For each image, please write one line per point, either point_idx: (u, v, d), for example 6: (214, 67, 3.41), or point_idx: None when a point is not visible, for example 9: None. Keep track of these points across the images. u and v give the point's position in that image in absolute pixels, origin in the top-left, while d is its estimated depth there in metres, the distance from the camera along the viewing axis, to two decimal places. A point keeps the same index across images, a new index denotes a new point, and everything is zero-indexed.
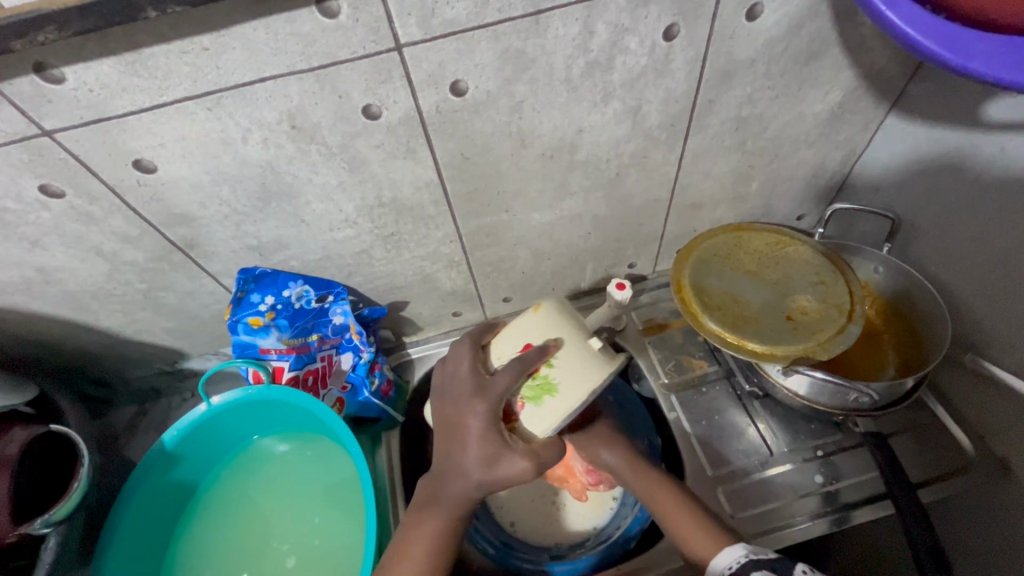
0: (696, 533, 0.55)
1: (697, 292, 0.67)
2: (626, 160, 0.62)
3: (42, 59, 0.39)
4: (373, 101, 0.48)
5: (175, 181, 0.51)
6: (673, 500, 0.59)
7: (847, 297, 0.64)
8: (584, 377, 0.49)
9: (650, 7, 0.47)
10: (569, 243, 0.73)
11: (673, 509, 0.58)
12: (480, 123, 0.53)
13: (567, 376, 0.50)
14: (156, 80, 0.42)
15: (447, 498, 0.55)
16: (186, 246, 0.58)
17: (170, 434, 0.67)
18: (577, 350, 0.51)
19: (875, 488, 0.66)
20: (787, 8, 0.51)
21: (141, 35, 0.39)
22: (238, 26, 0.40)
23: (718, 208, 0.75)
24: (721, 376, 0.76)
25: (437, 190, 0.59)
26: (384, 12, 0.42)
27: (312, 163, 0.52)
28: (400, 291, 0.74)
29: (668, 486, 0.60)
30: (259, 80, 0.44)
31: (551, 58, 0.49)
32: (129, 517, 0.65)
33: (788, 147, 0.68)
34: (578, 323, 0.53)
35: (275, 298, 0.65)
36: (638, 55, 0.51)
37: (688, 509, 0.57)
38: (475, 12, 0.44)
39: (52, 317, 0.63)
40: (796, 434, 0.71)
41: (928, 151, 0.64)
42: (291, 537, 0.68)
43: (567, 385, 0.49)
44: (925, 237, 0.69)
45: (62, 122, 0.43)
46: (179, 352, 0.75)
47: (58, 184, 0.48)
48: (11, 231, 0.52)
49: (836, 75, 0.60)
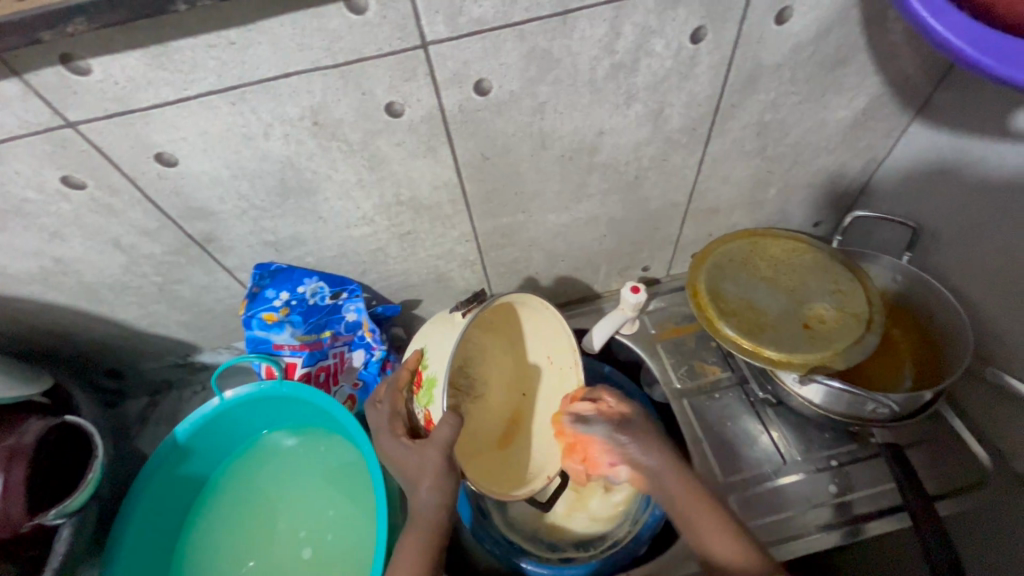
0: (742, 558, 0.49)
1: (713, 297, 0.66)
2: (646, 162, 0.62)
3: (69, 50, 0.39)
4: (396, 99, 0.48)
5: (195, 174, 0.50)
6: (713, 518, 0.52)
7: (864, 306, 0.64)
8: (444, 356, 0.53)
9: (679, 8, 0.47)
10: (585, 246, 0.73)
11: (710, 527, 0.52)
12: (502, 123, 0.52)
13: (435, 364, 0.53)
14: (181, 73, 0.42)
15: None
16: (204, 240, 0.58)
17: (182, 427, 0.67)
18: (437, 341, 0.55)
19: (889, 500, 0.66)
20: (817, 12, 0.50)
21: (169, 28, 0.39)
22: (265, 20, 0.40)
23: (735, 213, 0.74)
24: (734, 381, 0.76)
25: (456, 189, 0.58)
26: (412, 9, 0.41)
27: (331, 160, 0.52)
28: (413, 290, 0.73)
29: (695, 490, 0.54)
30: (284, 75, 0.44)
31: (576, 59, 0.48)
32: (143, 508, 0.66)
33: (809, 153, 0.67)
34: (440, 319, 0.57)
35: (289, 294, 0.65)
36: (664, 58, 0.51)
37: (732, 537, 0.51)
38: (503, 10, 0.43)
39: (67, 308, 0.63)
40: (809, 443, 0.70)
41: (952, 160, 0.63)
42: (307, 528, 0.69)
43: (437, 371, 0.53)
44: (946, 247, 0.68)
45: (85, 113, 0.43)
46: (191, 345, 0.75)
47: (80, 176, 0.48)
48: (31, 222, 0.52)
49: (862, 81, 0.59)
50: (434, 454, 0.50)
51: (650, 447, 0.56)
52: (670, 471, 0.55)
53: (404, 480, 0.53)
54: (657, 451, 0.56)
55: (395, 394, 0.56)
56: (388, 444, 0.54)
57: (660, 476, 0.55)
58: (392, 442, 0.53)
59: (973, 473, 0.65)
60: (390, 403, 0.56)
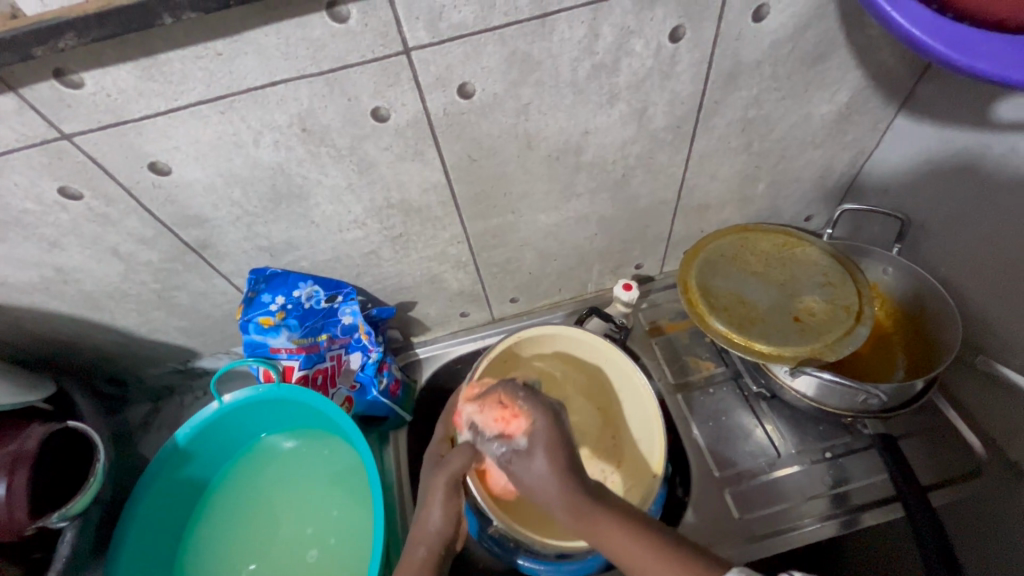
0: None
1: (704, 293, 0.67)
2: (632, 161, 0.63)
3: (63, 65, 0.40)
4: (382, 105, 0.49)
5: (189, 183, 0.52)
6: (629, 540, 0.46)
7: (854, 298, 0.64)
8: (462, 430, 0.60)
9: (656, 8, 0.48)
10: (576, 244, 0.73)
11: (631, 555, 0.45)
12: (487, 125, 0.53)
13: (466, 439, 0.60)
14: (171, 84, 0.43)
15: (430, 522, 0.54)
16: (200, 247, 0.60)
17: (182, 431, 0.69)
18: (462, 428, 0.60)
19: (884, 492, 0.66)
20: (793, 9, 0.51)
21: (157, 40, 0.40)
22: (249, 31, 0.41)
23: (724, 209, 0.74)
24: (728, 376, 0.76)
25: (445, 191, 0.59)
26: (393, 16, 0.42)
27: (321, 165, 0.53)
28: (408, 292, 0.74)
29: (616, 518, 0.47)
30: (271, 84, 0.45)
31: (557, 61, 0.49)
32: (145, 511, 0.67)
33: (795, 148, 0.68)
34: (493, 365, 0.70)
35: (285, 298, 0.66)
36: (644, 57, 0.51)
37: (660, 559, 0.44)
38: (482, 16, 0.44)
39: (69, 316, 0.65)
40: (804, 436, 0.71)
41: (938, 152, 0.63)
42: (313, 525, 0.70)
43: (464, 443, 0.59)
44: (934, 238, 0.69)
45: (79, 126, 0.45)
46: (191, 352, 0.77)
47: (77, 186, 0.50)
48: (31, 232, 0.53)
49: (844, 75, 0.60)
50: (442, 480, 0.55)
51: (551, 476, 0.48)
52: (571, 502, 0.48)
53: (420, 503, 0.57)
54: (559, 480, 0.48)
55: (448, 422, 0.65)
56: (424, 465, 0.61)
57: (562, 510, 0.48)
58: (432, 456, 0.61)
59: (968, 463, 0.65)
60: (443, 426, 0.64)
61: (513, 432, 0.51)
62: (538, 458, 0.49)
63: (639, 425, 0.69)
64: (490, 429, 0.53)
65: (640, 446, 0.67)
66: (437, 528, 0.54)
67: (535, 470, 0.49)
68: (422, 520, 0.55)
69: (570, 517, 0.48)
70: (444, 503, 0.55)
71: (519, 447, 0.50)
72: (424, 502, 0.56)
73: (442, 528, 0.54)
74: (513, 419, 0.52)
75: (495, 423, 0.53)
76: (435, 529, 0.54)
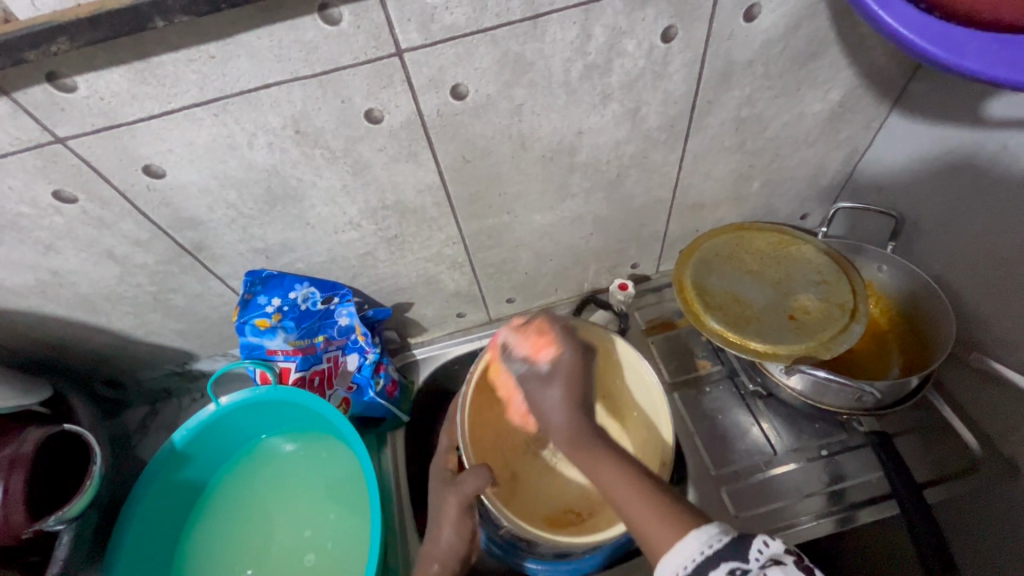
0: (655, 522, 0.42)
1: (699, 292, 0.67)
2: (627, 161, 0.63)
3: (56, 68, 0.40)
4: (375, 106, 0.49)
5: (183, 185, 0.52)
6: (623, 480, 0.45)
7: (849, 296, 0.65)
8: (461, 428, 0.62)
9: (647, 9, 0.48)
10: (571, 244, 0.74)
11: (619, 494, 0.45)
12: (481, 126, 0.54)
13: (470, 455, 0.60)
14: (164, 87, 0.43)
15: (444, 538, 0.55)
16: (195, 249, 0.60)
17: (179, 434, 0.69)
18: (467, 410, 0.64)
19: (880, 489, 0.66)
20: (784, 9, 0.51)
21: (150, 44, 0.40)
22: (242, 34, 0.41)
23: (719, 208, 0.75)
24: (725, 375, 0.77)
25: (440, 192, 0.60)
26: (385, 18, 0.43)
27: (316, 167, 0.53)
28: (404, 293, 0.75)
29: (615, 462, 0.46)
30: (264, 86, 0.45)
31: (550, 61, 0.50)
32: (142, 515, 0.67)
33: (789, 147, 0.68)
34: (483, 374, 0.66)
35: (281, 299, 0.66)
36: (636, 57, 0.52)
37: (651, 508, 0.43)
38: (474, 17, 0.45)
39: (65, 319, 0.65)
40: (800, 434, 0.71)
41: (931, 150, 0.64)
42: (310, 528, 0.70)
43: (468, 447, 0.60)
44: (928, 235, 0.69)
45: (74, 129, 0.45)
46: (188, 354, 0.77)
47: (71, 190, 0.50)
48: (26, 235, 0.53)
49: (836, 74, 0.60)
50: (453, 500, 0.55)
51: (562, 404, 0.51)
52: (570, 434, 0.49)
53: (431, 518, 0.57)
54: (563, 409, 0.51)
55: (451, 432, 0.64)
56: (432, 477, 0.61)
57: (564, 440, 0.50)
58: (439, 470, 0.61)
59: (964, 460, 0.65)
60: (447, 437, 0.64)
61: (541, 357, 0.54)
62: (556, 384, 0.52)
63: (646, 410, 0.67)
64: (520, 350, 0.56)
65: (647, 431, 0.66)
66: (451, 544, 0.55)
67: (546, 394, 0.52)
68: (434, 534, 0.56)
69: (569, 450, 0.49)
70: (456, 520, 0.55)
71: (541, 370, 0.53)
72: (437, 520, 0.56)
73: (455, 544, 0.55)
74: (545, 346, 0.55)
75: (526, 346, 0.56)
76: (448, 543, 0.55)
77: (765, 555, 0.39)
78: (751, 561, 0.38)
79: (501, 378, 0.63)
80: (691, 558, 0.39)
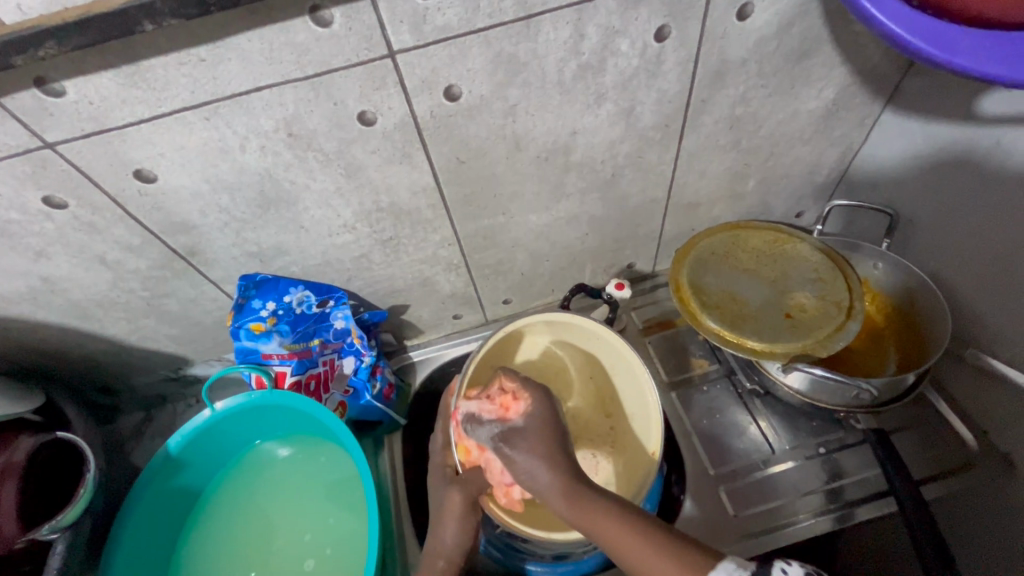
0: (655, 564, 0.43)
1: (695, 291, 0.67)
2: (621, 161, 0.63)
3: (43, 73, 0.40)
4: (368, 108, 0.49)
5: (176, 189, 0.51)
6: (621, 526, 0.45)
7: (845, 293, 0.65)
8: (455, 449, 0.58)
9: (641, 8, 0.48)
10: (567, 244, 0.73)
11: (619, 534, 0.45)
12: (474, 127, 0.53)
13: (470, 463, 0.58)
14: (154, 91, 0.43)
15: (447, 536, 0.55)
16: (189, 254, 0.59)
17: (174, 440, 0.68)
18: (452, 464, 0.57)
19: (878, 485, 0.66)
20: (777, 7, 0.51)
21: (139, 47, 0.40)
22: (232, 37, 0.41)
23: (715, 207, 0.75)
24: (722, 373, 0.77)
25: (435, 194, 0.59)
26: (377, 20, 0.42)
27: (309, 170, 0.53)
28: (400, 295, 0.74)
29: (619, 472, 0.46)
30: (256, 89, 0.45)
31: (543, 61, 0.49)
32: (137, 522, 0.67)
33: (784, 145, 0.68)
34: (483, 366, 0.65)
35: (276, 303, 0.66)
36: (630, 57, 0.52)
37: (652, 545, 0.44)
38: (467, 18, 0.44)
39: (57, 325, 0.64)
40: (797, 432, 0.71)
41: (925, 147, 0.64)
42: (309, 534, 0.69)
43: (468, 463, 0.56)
44: (923, 232, 0.69)
45: (63, 134, 0.44)
46: (182, 359, 0.76)
47: (61, 196, 0.49)
48: (16, 242, 0.53)
49: (830, 71, 0.60)
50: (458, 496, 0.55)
51: (542, 466, 0.48)
52: (565, 488, 0.47)
53: (434, 517, 0.57)
54: (546, 467, 0.48)
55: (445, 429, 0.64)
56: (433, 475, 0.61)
57: (556, 496, 0.48)
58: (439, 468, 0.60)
59: (960, 457, 0.65)
60: (443, 434, 0.63)
61: (512, 411, 0.52)
62: (534, 442, 0.50)
63: (633, 398, 0.66)
64: (487, 413, 0.54)
65: (634, 421, 0.65)
66: (456, 541, 0.55)
67: (524, 452, 0.49)
68: (436, 533, 0.56)
69: (563, 502, 0.47)
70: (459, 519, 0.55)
71: (516, 427, 0.51)
72: (441, 517, 0.56)
73: (457, 541, 0.55)
74: (513, 402, 0.53)
75: (494, 405, 0.54)
76: (451, 542, 0.55)
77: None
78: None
79: (471, 456, 0.55)
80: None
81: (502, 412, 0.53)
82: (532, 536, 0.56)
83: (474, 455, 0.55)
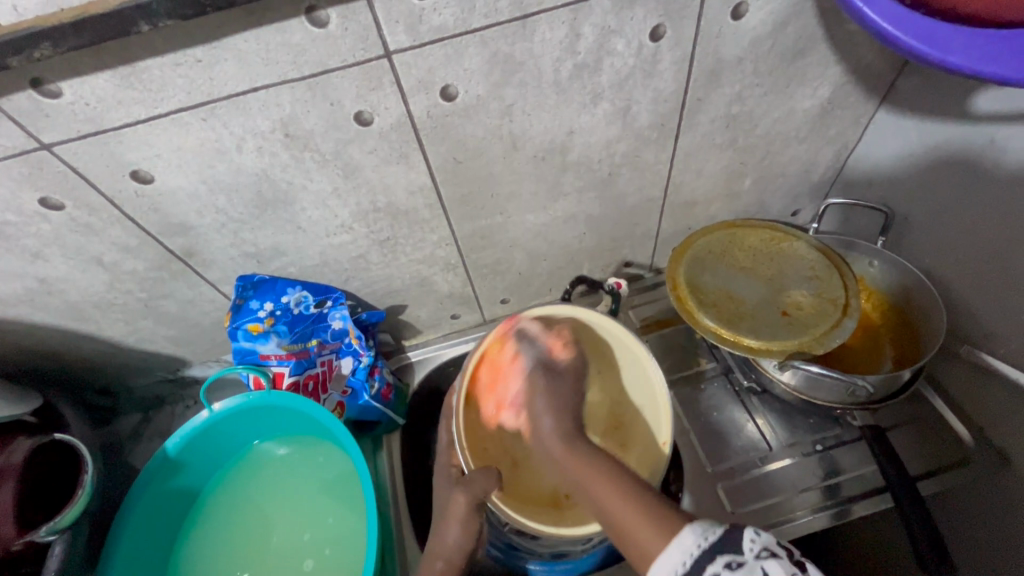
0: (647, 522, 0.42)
1: (692, 289, 0.67)
2: (618, 160, 0.63)
3: (40, 74, 0.40)
4: (365, 108, 0.49)
5: (172, 190, 0.51)
6: (615, 489, 0.45)
7: (841, 291, 0.65)
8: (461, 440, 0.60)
9: (636, 8, 0.48)
10: (565, 244, 0.74)
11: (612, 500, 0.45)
12: (471, 127, 0.53)
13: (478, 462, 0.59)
14: (151, 92, 0.43)
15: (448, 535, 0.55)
16: (186, 254, 0.59)
17: (172, 440, 0.68)
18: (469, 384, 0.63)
19: (875, 482, 0.66)
20: (772, 6, 0.52)
21: (135, 48, 0.40)
22: (228, 37, 0.41)
23: (712, 206, 0.75)
24: (720, 371, 0.77)
25: (432, 194, 0.59)
26: (373, 20, 0.43)
27: (306, 170, 0.53)
28: (398, 295, 0.74)
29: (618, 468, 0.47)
30: (252, 89, 0.45)
31: (539, 61, 0.50)
32: (135, 523, 0.67)
33: (780, 143, 0.68)
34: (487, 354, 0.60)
35: (274, 304, 0.66)
36: (626, 56, 0.52)
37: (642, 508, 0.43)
38: (463, 18, 0.45)
39: (54, 327, 0.64)
40: (794, 430, 0.71)
41: (920, 144, 0.64)
42: (308, 534, 0.69)
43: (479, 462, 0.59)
44: (918, 229, 0.69)
45: (59, 135, 0.44)
46: (180, 360, 0.76)
47: (58, 197, 0.49)
48: (13, 244, 0.53)
49: (825, 70, 0.60)
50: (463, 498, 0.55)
51: (551, 411, 0.56)
52: (564, 435, 0.53)
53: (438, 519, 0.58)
54: (552, 414, 0.56)
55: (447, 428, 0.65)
56: (440, 478, 0.62)
57: (556, 443, 0.53)
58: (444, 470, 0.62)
59: (957, 452, 0.65)
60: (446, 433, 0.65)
61: (559, 355, 0.62)
62: (564, 380, 0.59)
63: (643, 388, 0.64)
64: (542, 341, 0.63)
65: (645, 411, 0.63)
66: (456, 540, 0.55)
67: (547, 389, 0.58)
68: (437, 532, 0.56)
69: (560, 448, 0.53)
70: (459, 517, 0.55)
71: (559, 366, 0.61)
72: (443, 517, 0.56)
73: (458, 541, 0.55)
74: (564, 348, 0.62)
75: (547, 339, 0.63)
76: (452, 541, 0.55)
77: (760, 545, 0.37)
78: (746, 552, 0.36)
79: (500, 358, 0.64)
80: (688, 553, 0.38)
81: (555, 347, 0.62)
82: (542, 532, 0.55)
83: (504, 360, 0.63)
